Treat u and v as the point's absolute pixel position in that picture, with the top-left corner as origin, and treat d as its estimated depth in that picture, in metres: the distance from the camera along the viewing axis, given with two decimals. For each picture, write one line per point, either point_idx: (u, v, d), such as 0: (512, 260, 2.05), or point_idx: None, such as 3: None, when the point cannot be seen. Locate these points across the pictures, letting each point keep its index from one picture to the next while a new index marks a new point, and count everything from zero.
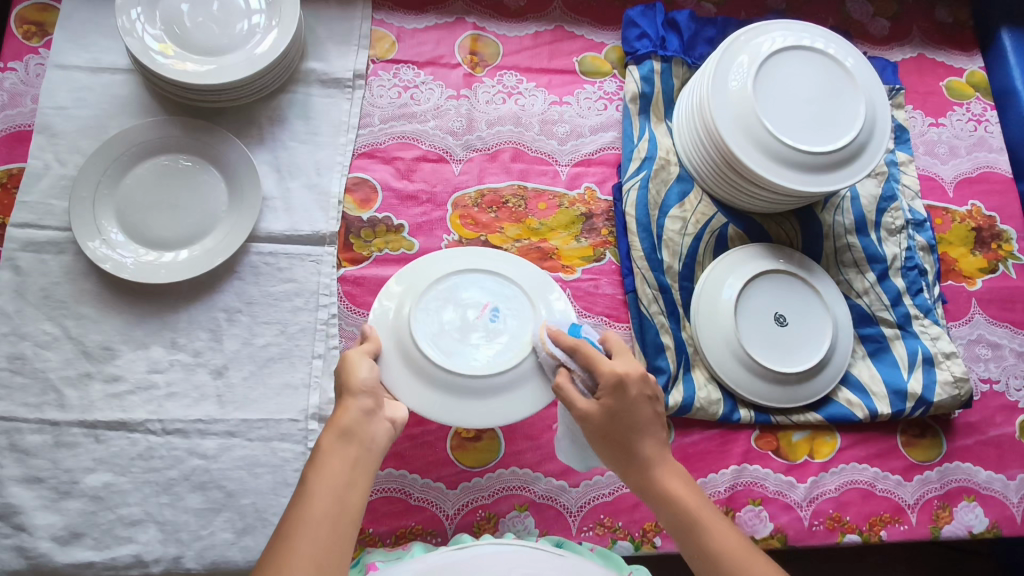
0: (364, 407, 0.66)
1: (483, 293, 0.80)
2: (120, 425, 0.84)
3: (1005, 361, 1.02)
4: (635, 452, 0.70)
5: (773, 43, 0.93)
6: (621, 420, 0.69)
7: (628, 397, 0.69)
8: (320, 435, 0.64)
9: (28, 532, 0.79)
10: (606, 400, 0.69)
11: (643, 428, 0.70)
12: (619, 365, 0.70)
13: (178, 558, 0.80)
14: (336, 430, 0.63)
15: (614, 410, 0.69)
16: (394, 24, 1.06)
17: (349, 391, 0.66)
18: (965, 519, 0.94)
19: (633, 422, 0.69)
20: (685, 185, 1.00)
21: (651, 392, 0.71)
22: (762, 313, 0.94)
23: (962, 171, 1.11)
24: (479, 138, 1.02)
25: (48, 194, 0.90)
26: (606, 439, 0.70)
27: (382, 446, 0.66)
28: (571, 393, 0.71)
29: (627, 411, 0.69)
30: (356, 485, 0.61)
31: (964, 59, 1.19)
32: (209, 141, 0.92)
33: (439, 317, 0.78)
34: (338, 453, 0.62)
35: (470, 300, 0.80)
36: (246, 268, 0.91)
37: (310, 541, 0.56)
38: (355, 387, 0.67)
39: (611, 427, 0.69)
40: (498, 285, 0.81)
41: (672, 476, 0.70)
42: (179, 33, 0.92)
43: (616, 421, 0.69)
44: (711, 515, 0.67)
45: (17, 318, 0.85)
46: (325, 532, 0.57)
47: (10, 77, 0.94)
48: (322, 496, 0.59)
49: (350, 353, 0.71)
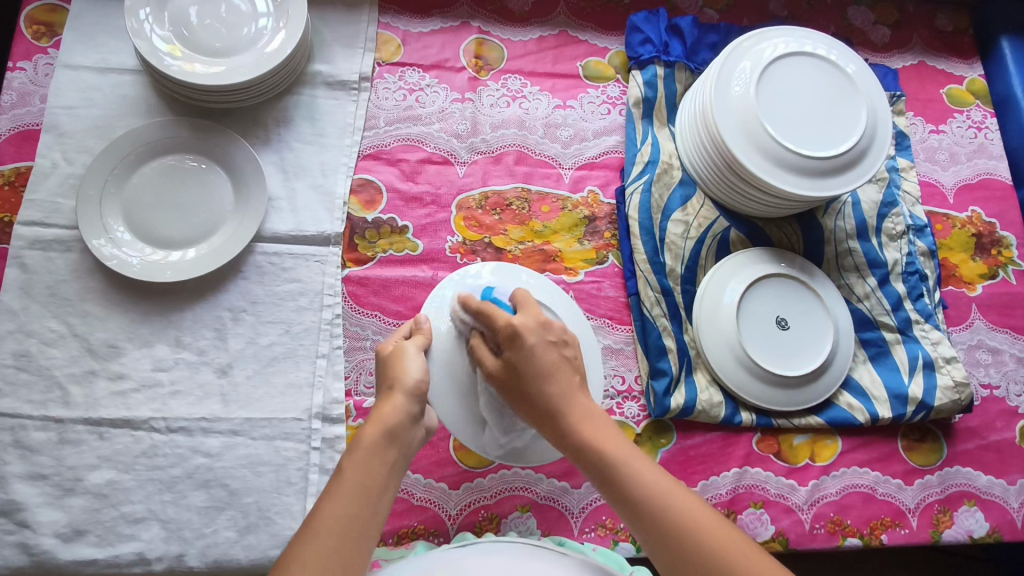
0: (411, 409, 0.66)
1: None
2: (124, 424, 0.84)
3: (1005, 366, 1.03)
4: (543, 399, 0.69)
5: (775, 49, 0.94)
6: (519, 374, 0.70)
7: (524, 347, 0.69)
8: (362, 427, 0.64)
9: (31, 529, 0.79)
10: (505, 351, 0.70)
11: (552, 373, 0.70)
12: (516, 317, 0.71)
13: (181, 556, 0.80)
14: (381, 426, 0.63)
15: (513, 363, 0.70)
16: (400, 28, 1.07)
17: (400, 388, 0.67)
18: (965, 524, 0.94)
19: (535, 369, 0.69)
20: (687, 189, 1.01)
21: (556, 337, 0.72)
22: (765, 317, 0.94)
23: (962, 177, 1.12)
24: (482, 141, 1.03)
25: (55, 193, 0.91)
26: (515, 395, 0.71)
27: (414, 452, 0.66)
28: (483, 355, 0.73)
29: (524, 351, 0.69)
30: (387, 488, 0.61)
31: (964, 67, 1.20)
32: (216, 141, 0.93)
33: None
34: (378, 455, 0.62)
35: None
36: (250, 268, 0.92)
37: (336, 539, 0.55)
38: (406, 385, 0.67)
39: (516, 378, 0.70)
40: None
41: (604, 436, 0.68)
42: (187, 33, 0.93)
43: (517, 374, 0.70)
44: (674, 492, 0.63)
45: (23, 315, 0.86)
46: (353, 533, 0.56)
47: (18, 76, 0.95)
48: (355, 493, 0.59)
49: (405, 347, 0.71)
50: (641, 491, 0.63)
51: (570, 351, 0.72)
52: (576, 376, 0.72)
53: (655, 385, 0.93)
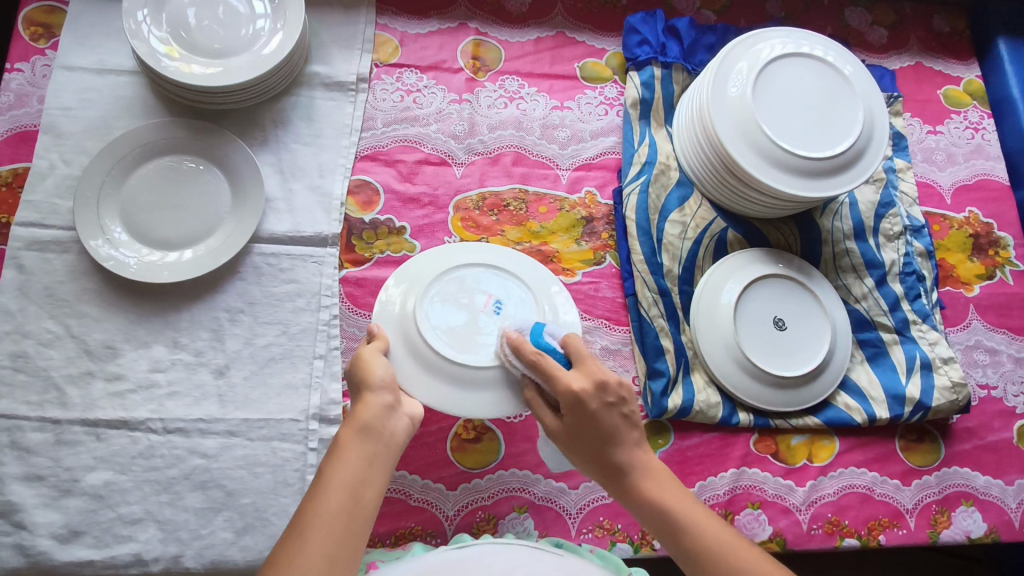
0: (384, 402, 0.66)
1: (480, 288, 0.82)
2: (121, 425, 0.84)
3: (1003, 366, 1.03)
4: (607, 459, 0.69)
5: (772, 50, 0.94)
6: (584, 446, 0.69)
7: (585, 414, 0.68)
8: (340, 430, 0.64)
9: (28, 530, 0.79)
10: (567, 417, 0.69)
11: (612, 438, 0.69)
12: (573, 380, 0.68)
13: (177, 557, 0.80)
14: (355, 424, 0.64)
15: (575, 427, 0.69)
16: (397, 29, 1.07)
17: (368, 387, 0.67)
18: (963, 524, 0.94)
19: (596, 437, 0.69)
20: (685, 190, 1.01)
21: (615, 397, 0.69)
22: (762, 317, 0.94)
23: (960, 178, 1.12)
24: (480, 142, 1.03)
25: (53, 194, 0.91)
26: (579, 453, 0.70)
27: (401, 444, 0.66)
28: (543, 414, 0.72)
29: (581, 423, 0.69)
30: (373, 482, 0.61)
31: (962, 68, 1.20)
32: (214, 142, 0.93)
33: (439, 312, 0.79)
34: (358, 448, 0.62)
35: (473, 290, 0.82)
36: (247, 269, 0.92)
37: (322, 538, 0.55)
38: (374, 382, 0.67)
39: (577, 442, 0.70)
40: (494, 278, 0.83)
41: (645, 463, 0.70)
42: (185, 36, 0.93)
43: (579, 436, 0.69)
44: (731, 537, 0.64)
45: (20, 316, 0.86)
46: (340, 526, 0.57)
47: (16, 78, 0.95)
48: (338, 490, 0.59)
49: (364, 352, 0.71)
50: (687, 528, 0.66)
51: (630, 408, 0.70)
52: (635, 433, 0.71)
53: (652, 386, 0.93)
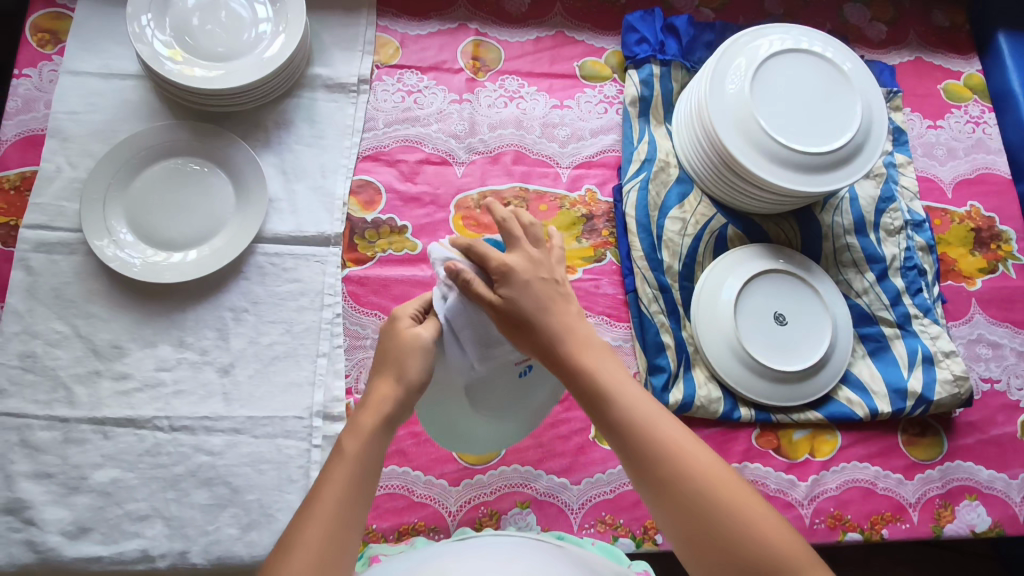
0: (406, 404, 0.62)
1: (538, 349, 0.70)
2: (128, 423, 0.85)
3: (1006, 360, 1.02)
4: (547, 334, 0.62)
5: (770, 46, 0.95)
6: (516, 315, 0.61)
7: (530, 282, 0.62)
8: (358, 413, 0.61)
9: (37, 527, 0.80)
10: (505, 284, 0.61)
11: (547, 309, 0.62)
12: (509, 256, 0.63)
13: (184, 553, 0.81)
14: (377, 412, 0.60)
15: (512, 300, 0.61)
16: (398, 30, 1.08)
17: (400, 381, 0.61)
18: (967, 518, 0.93)
19: (533, 304, 0.62)
20: (684, 186, 1.01)
21: (548, 273, 0.64)
22: (762, 312, 0.95)
23: (961, 172, 1.12)
24: (480, 141, 1.04)
25: (60, 197, 0.92)
26: (517, 334, 0.62)
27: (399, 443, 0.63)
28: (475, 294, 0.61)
29: (518, 288, 0.61)
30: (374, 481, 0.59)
31: (962, 62, 1.20)
32: (218, 144, 0.94)
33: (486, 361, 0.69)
34: (372, 443, 0.59)
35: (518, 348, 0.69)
36: (251, 268, 0.93)
37: (333, 533, 0.54)
38: (407, 382, 0.61)
39: (519, 318, 0.61)
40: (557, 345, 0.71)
41: (600, 360, 0.62)
42: (190, 41, 0.95)
43: (518, 311, 0.61)
44: (716, 470, 0.56)
45: (29, 317, 0.87)
46: (341, 528, 0.55)
47: (24, 83, 0.97)
48: (353, 484, 0.56)
49: (421, 336, 0.62)
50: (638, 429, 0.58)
51: (560, 283, 0.65)
52: (572, 306, 0.65)
53: (653, 381, 0.93)
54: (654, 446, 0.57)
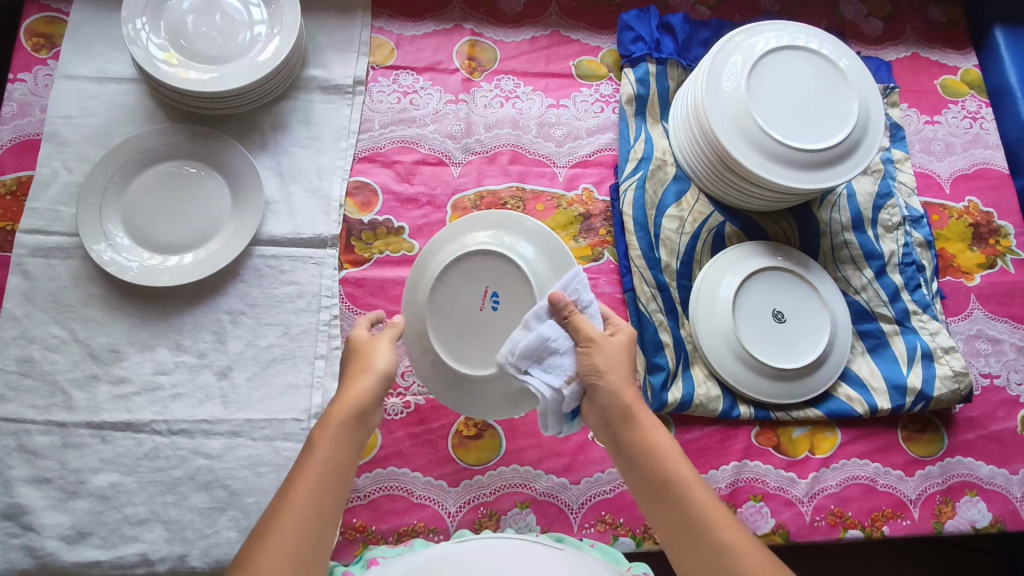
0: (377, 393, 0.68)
1: (485, 280, 0.77)
2: (126, 427, 0.85)
3: (1006, 356, 1.02)
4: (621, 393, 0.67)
5: (766, 44, 0.95)
6: (607, 357, 0.68)
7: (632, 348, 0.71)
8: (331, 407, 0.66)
9: (36, 532, 0.80)
10: (614, 337, 0.70)
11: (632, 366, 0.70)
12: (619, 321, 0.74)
13: (184, 556, 0.81)
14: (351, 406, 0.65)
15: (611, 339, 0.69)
16: (393, 31, 1.08)
17: (371, 372, 0.68)
18: (968, 514, 0.93)
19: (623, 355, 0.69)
20: (682, 185, 1.01)
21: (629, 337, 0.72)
22: (760, 309, 0.95)
23: (959, 168, 1.12)
24: (477, 142, 1.04)
25: (56, 202, 0.92)
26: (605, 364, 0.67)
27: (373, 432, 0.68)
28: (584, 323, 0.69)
29: (618, 340, 0.70)
30: (350, 469, 0.63)
31: (958, 57, 1.20)
32: (214, 147, 0.94)
33: (449, 313, 0.77)
34: (345, 432, 0.64)
35: (471, 289, 0.77)
36: (248, 271, 0.93)
37: (306, 518, 0.57)
38: (376, 369, 0.68)
39: (614, 352, 0.69)
40: (500, 267, 0.76)
41: (657, 438, 0.66)
42: (184, 44, 0.95)
43: (614, 349, 0.69)
44: (747, 548, 0.59)
45: (26, 321, 0.87)
46: (321, 514, 0.58)
47: (19, 88, 0.97)
48: (325, 472, 0.61)
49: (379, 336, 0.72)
50: (683, 505, 0.62)
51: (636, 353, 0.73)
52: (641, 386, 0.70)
53: (652, 380, 0.93)
54: (687, 515, 0.61)
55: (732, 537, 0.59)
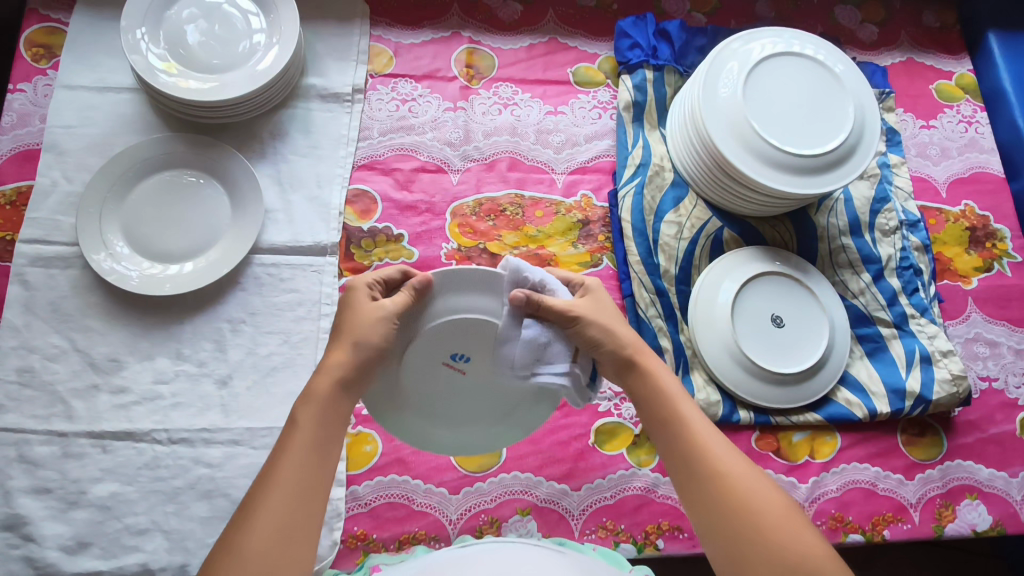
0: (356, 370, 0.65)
1: (439, 345, 0.70)
2: (126, 436, 0.85)
3: (1003, 359, 1.02)
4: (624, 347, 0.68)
5: (762, 50, 0.95)
6: (599, 323, 0.67)
7: (600, 297, 0.71)
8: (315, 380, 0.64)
9: (36, 543, 0.79)
10: (581, 300, 0.70)
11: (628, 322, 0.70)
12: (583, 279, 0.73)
13: (184, 566, 0.80)
14: (332, 377, 0.64)
15: (592, 307, 0.69)
16: (391, 40, 1.08)
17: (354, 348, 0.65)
18: (968, 517, 0.93)
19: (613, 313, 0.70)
20: (679, 191, 1.01)
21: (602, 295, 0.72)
22: (758, 314, 0.95)
23: (954, 172, 1.12)
24: (475, 149, 1.04)
25: (56, 211, 0.92)
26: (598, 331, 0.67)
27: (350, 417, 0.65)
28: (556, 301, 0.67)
29: (598, 303, 0.70)
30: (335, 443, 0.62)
31: (953, 62, 1.21)
32: (213, 156, 0.95)
33: (420, 381, 0.72)
34: (330, 407, 0.62)
35: (427, 356, 0.70)
36: (248, 280, 0.93)
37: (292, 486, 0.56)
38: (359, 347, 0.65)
39: (598, 316, 0.68)
40: (449, 330, 0.69)
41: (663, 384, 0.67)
42: (183, 53, 0.95)
43: (598, 315, 0.68)
44: (749, 479, 0.59)
45: (26, 331, 0.87)
46: (308, 484, 0.57)
47: (19, 97, 0.97)
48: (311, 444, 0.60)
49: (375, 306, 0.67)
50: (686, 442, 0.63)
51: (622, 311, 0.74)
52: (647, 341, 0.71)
53: None
54: (689, 451, 0.62)
55: (739, 471, 0.60)
